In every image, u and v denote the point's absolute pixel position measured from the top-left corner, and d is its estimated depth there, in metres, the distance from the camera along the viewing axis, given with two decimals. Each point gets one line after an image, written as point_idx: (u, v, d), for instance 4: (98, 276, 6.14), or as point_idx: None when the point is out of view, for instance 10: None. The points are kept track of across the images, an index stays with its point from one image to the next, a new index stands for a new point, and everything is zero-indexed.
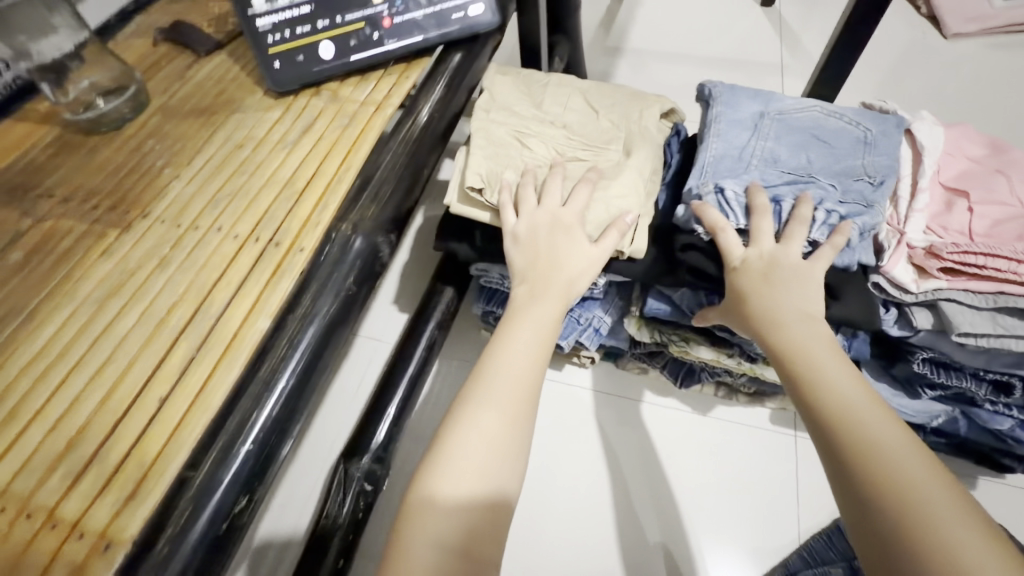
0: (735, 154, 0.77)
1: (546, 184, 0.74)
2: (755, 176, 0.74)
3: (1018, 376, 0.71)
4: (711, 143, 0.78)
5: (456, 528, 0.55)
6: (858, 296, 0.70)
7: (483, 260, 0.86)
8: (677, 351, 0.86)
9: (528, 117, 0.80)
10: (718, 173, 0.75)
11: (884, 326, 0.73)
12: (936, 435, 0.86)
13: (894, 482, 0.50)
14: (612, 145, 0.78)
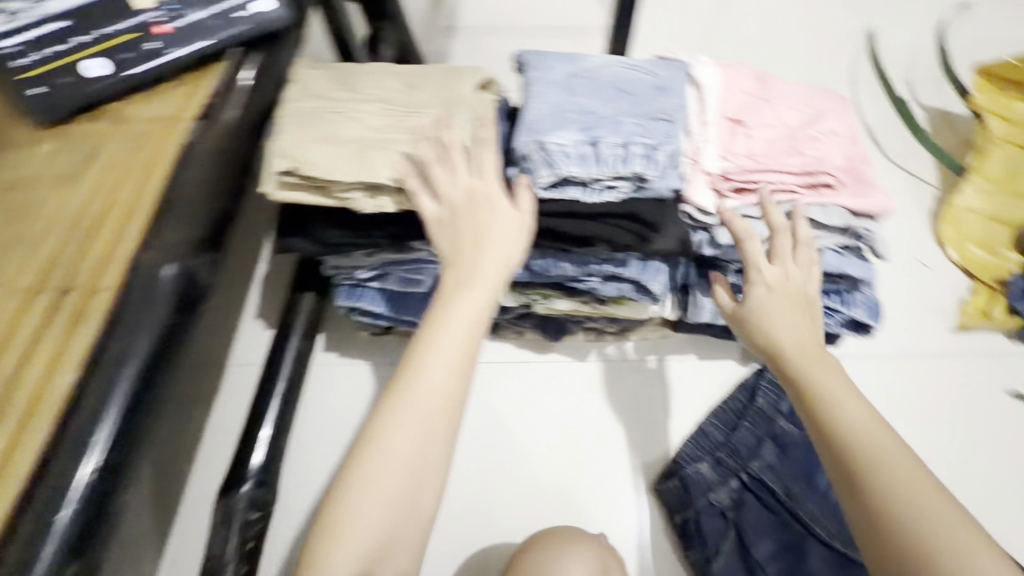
0: (555, 110, 0.79)
1: (376, 154, 0.68)
2: (574, 124, 0.77)
3: None
4: (532, 104, 0.80)
5: (363, 546, 0.58)
6: (671, 225, 0.76)
7: (331, 253, 0.77)
8: (541, 308, 0.90)
9: (343, 100, 0.77)
10: (541, 127, 0.76)
11: (695, 246, 0.80)
12: None
13: (839, 427, 0.63)
14: (427, 108, 0.76)
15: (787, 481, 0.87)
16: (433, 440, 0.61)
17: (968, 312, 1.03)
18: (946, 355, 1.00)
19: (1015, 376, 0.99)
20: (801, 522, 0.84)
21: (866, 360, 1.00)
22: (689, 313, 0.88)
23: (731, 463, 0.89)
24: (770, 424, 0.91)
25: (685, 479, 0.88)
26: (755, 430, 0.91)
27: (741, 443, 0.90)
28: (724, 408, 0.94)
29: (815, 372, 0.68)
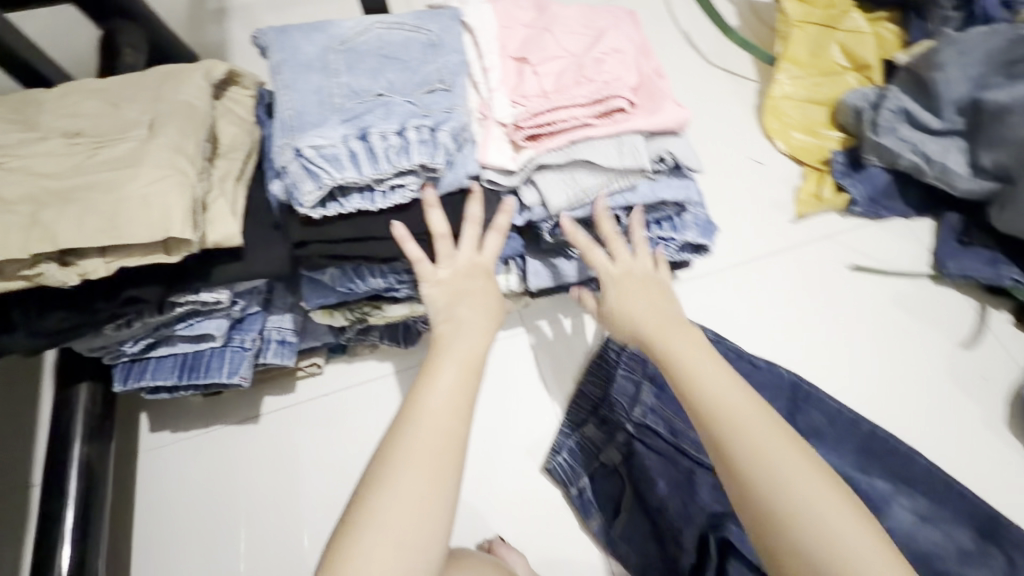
0: (312, 100, 0.66)
1: (61, 208, 0.52)
2: (336, 117, 0.64)
3: (620, 208, 0.74)
4: (284, 99, 0.66)
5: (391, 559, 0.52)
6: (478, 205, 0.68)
7: (66, 338, 0.61)
8: (375, 320, 0.80)
9: (11, 144, 0.58)
10: (299, 128, 0.64)
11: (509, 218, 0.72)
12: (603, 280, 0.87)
13: (742, 432, 0.57)
14: (131, 131, 0.59)
15: (669, 419, 0.84)
16: (445, 464, 0.57)
17: (802, 200, 1.06)
18: (790, 248, 1.03)
19: (853, 250, 1.02)
20: (688, 456, 0.82)
21: (722, 273, 1.00)
22: (532, 284, 0.80)
23: (614, 417, 0.86)
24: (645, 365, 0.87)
25: (571, 449, 0.84)
26: (632, 375, 0.87)
27: (620, 393, 0.86)
28: (599, 362, 0.89)
29: (736, 409, 0.59)
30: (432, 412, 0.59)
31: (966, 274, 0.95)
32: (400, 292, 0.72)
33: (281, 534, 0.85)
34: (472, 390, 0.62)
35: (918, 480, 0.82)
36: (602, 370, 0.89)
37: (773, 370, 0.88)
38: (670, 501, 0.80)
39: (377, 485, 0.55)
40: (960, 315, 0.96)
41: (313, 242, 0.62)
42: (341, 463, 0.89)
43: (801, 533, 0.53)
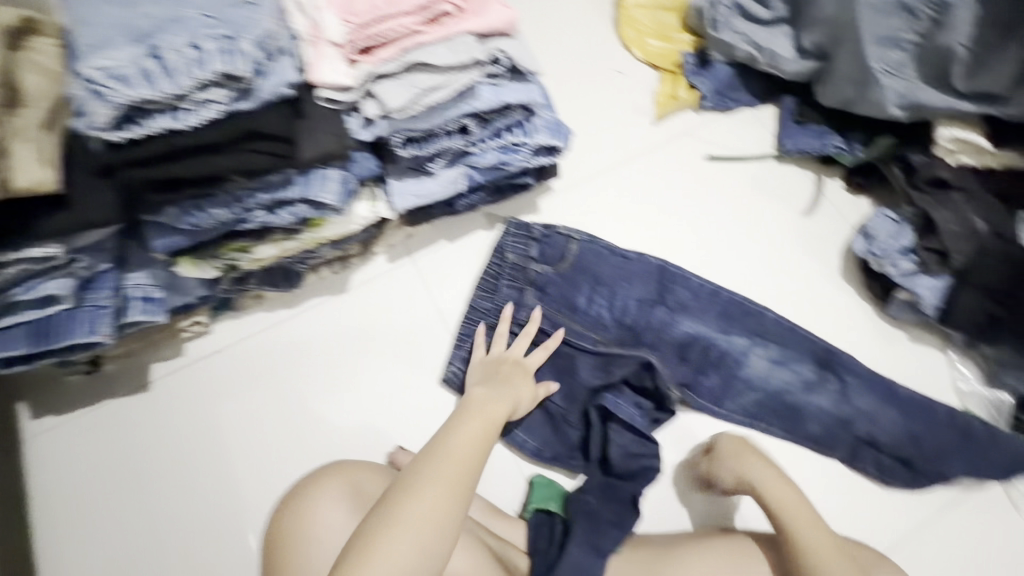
0: (96, 17, 0.58)
1: None
2: (123, 35, 0.57)
3: (466, 115, 0.76)
4: (64, 20, 0.58)
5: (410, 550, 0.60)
6: (316, 127, 0.67)
7: None
8: (244, 262, 0.80)
9: None
10: (84, 49, 0.56)
11: (353, 131, 0.73)
12: (474, 194, 0.89)
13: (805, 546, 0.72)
14: None
15: (551, 316, 0.91)
16: (463, 477, 0.66)
17: (661, 102, 1.12)
18: (652, 147, 1.09)
19: (707, 142, 1.10)
20: (569, 345, 0.90)
21: (591, 179, 1.06)
22: (395, 205, 0.81)
23: (501, 323, 0.92)
24: (523, 272, 0.92)
25: (462, 359, 0.91)
26: (512, 282, 0.92)
27: (504, 301, 0.92)
28: (482, 276, 0.94)
29: (800, 524, 0.73)
30: (463, 458, 0.68)
31: (800, 149, 1.05)
32: (249, 223, 0.69)
33: (196, 490, 0.86)
34: (479, 428, 0.73)
35: (769, 331, 0.92)
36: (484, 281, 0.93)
37: (643, 258, 0.93)
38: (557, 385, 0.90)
39: (403, 504, 0.62)
40: (800, 187, 1.07)
41: (126, 172, 0.58)
42: (246, 413, 0.90)
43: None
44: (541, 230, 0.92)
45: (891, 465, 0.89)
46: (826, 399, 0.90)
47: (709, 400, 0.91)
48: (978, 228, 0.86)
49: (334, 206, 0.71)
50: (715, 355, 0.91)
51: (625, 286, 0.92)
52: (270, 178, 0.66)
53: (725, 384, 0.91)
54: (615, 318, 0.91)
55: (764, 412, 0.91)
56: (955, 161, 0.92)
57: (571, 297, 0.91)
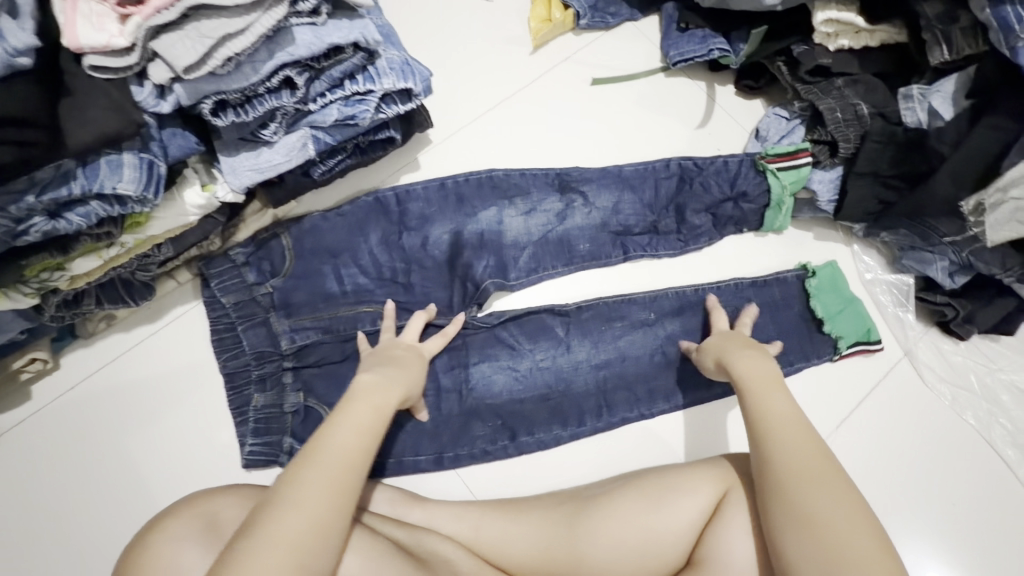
0: None
1: None
2: None
3: (289, 65, 0.65)
4: None
5: None
6: (86, 102, 0.55)
7: None
8: (66, 282, 0.68)
9: None
10: None
11: (146, 106, 0.59)
12: (334, 159, 0.78)
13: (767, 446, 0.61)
14: None
15: (316, 321, 0.81)
16: (340, 483, 0.55)
17: (535, 28, 1.02)
18: (533, 80, 1.01)
19: (590, 65, 1.03)
20: (352, 333, 0.82)
21: (473, 125, 0.98)
22: (233, 185, 0.70)
23: (268, 369, 0.80)
24: (260, 299, 0.81)
25: (262, 382, 0.80)
26: (252, 328, 0.80)
27: (257, 343, 0.80)
28: (220, 336, 0.82)
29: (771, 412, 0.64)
30: (339, 446, 0.58)
31: (685, 58, 0.99)
32: (31, 235, 0.56)
33: (73, 547, 0.76)
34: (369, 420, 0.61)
35: (511, 189, 0.88)
36: (245, 316, 0.80)
37: (354, 202, 0.85)
38: (450, 372, 0.81)
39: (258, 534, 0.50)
40: (691, 99, 1.02)
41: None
42: (119, 451, 0.79)
43: (789, 511, 0.56)
44: (245, 252, 0.82)
45: (650, 240, 0.89)
46: (581, 216, 0.88)
47: (510, 351, 0.83)
48: (862, 111, 0.84)
49: (138, 197, 0.59)
50: (473, 242, 0.85)
51: (361, 239, 0.84)
52: (37, 174, 0.54)
53: (500, 258, 0.85)
54: (374, 276, 0.84)
55: (543, 258, 0.86)
56: (835, 46, 0.87)
57: (320, 286, 0.82)
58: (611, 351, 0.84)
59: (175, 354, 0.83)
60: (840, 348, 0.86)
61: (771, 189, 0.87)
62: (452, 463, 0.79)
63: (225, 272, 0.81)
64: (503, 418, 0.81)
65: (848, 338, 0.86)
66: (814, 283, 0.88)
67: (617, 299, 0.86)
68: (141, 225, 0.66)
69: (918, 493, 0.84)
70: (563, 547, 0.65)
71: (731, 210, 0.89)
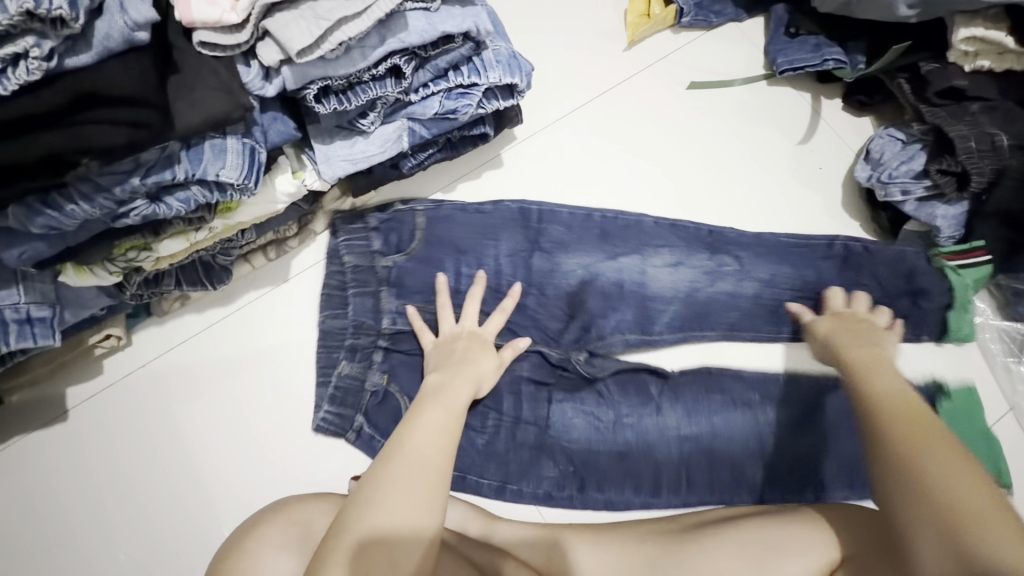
0: None
1: None
2: None
3: (398, 52, 0.60)
4: None
5: None
6: (197, 81, 0.51)
7: None
8: (151, 262, 0.66)
9: None
10: None
11: (252, 88, 0.56)
12: (424, 152, 0.74)
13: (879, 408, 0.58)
14: None
15: (423, 310, 0.79)
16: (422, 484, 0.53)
17: (631, 22, 0.95)
18: (625, 79, 0.95)
19: (688, 67, 0.96)
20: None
21: (560, 123, 0.92)
22: (325, 175, 0.66)
23: (361, 341, 0.78)
24: (373, 271, 0.79)
25: (351, 354, 0.78)
26: (360, 294, 0.78)
27: (360, 313, 0.78)
28: (329, 293, 0.81)
29: (878, 382, 0.63)
30: (418, 450, 0.55)
31: (794, 66, 0.91)
32: (130, 218, 0.54)
33: (139, 528, 0.75)
34: (441, 419, 0.59)
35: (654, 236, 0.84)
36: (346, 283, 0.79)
37: (500, 206, 0.84)
38: (535, 405, 0.77)
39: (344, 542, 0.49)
40: (795, 111, 0.95)
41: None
42: (187, 434, 0.78)
43: (917, 480, 0.50)
44: (379, 218, 0.82)
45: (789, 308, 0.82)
46: (731, 282, 0.82)
47: (598, 398, 0.78)
48: (1000, 142, 0.76)
49: (239, 185, 0.56)
50: (614, 287, 0.81)
51: (490, 244, 0.82)
52: (142, 155, 0.51)
53: (641, 311, 0.81)
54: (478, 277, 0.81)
55: (687, 323, 0.82)
56: (972, 66, 0.79)
57: (432, 277, 0.80)
58: (704, 425, 0.78)
59: (248, 338, 0.81)
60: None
61: (952, 285, 0.81)
62: (513, 497, 0.76)
63: (359, 230, 0.81)
64: (576, 465, 0.77)
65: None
66: (947, 407, 0.79)
67: (754, 377, 0.81)
68: (231, 211, 0.63)
69: None
70: None
71: (907, 306, 0.81)
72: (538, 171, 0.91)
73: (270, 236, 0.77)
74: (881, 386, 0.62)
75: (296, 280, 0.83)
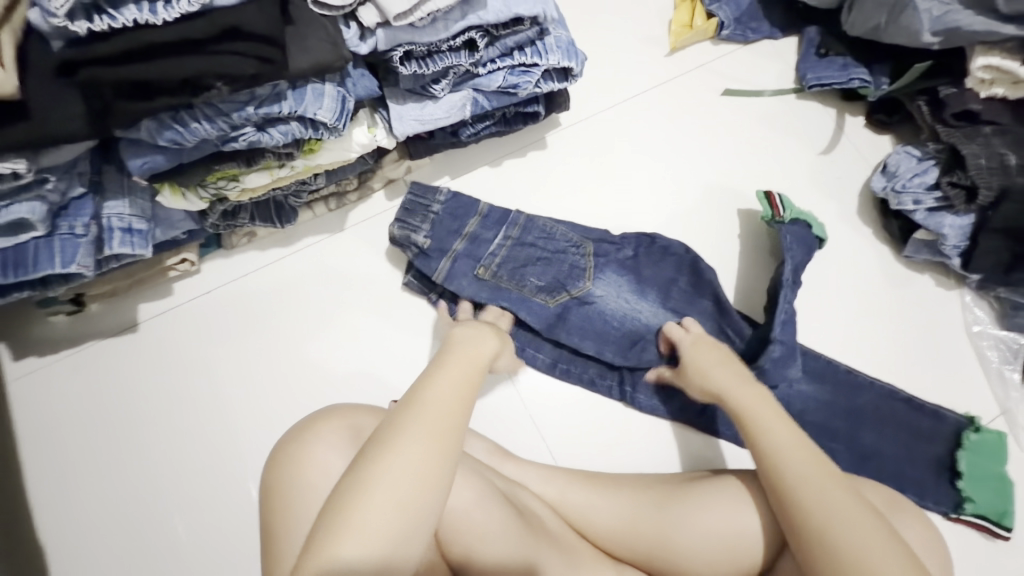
0: None
1: None
2: None
3: (475, 28, 0.69)
4: None
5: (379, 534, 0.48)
6: (312, 31, 0.60)
7: None
8: (236, 194, 0.75)
9: None
10: None
11: (349, 45, 0.65)
12: (481, 123, 0.83)
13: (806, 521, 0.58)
14: None
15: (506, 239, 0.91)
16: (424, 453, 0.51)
17: (675, 31, 1.04)
18: (667, 80, 1.03)
19: (723, 75, 1.05)
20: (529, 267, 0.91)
21: (602, 114, 1.01)
22: (397, 131, 0.75)
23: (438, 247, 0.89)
24: (459, 226, 0.85)
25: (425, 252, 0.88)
26: (453, 224, 0.85)
27: (460, 202, 0.86)
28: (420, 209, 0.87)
29: (792, 464, 0.62)
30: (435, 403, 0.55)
31: (822, 83, 0.99)
32: (237, 143, 0.63)
33: (188, 438, 0.83)
34: (450, 391, 0.57)
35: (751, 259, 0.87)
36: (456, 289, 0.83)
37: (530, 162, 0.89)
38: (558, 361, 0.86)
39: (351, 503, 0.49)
40: (820, 123, 1.02)
41: (91, 70, 0.51)
42: (238, 356, 0.86)
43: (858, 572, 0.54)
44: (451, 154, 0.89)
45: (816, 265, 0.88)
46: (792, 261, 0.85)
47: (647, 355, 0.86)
48: (1008, 162, 0.82)
49: (331, 125, 0.65)
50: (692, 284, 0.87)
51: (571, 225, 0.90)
52: (258, 90, 0.59)
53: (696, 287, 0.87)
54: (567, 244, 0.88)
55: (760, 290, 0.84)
56: (987, 93, 0.86)
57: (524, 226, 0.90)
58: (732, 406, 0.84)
59: (305, 279, 0.89)
60: (963, 510, 0.81)
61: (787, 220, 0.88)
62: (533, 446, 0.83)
63: (442, 260, 0.83)
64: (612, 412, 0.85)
65: (977, 504, 0.81)
66: (973, 438, 0.83)
67: None
68: (312, 152, 0.72)
69: (997, 558, 0.82)
70: (651, 523, 0.67)
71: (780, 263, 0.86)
72: (579, 155, 0.99)
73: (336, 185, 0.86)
74: (798, 472, 0.61)
75: (352, 232, 0.92)
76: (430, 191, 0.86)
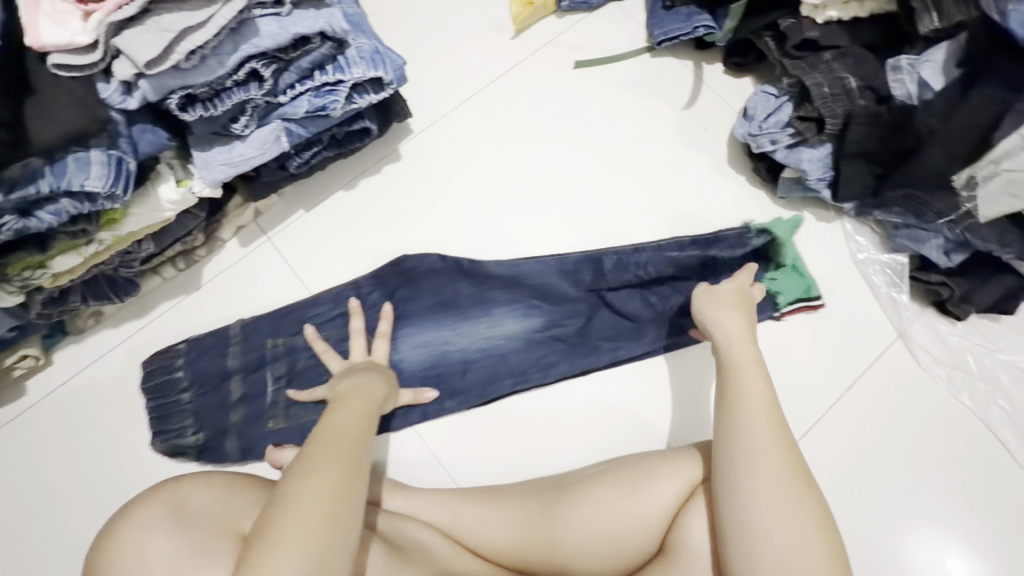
0: None
1: None
2: None
3: (256, 57, 0.64)
4: None
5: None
6: (56, 98, 0.56)
7: None
8: (51, 280, 0.70)
9: None
10: None
11: (112, 103, 0.59)
12: (308, 150, 0.78)
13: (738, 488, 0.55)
14: None
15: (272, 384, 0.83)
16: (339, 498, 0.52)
17: (515, 12, 1.00)
18: (516, 65, 1.00)
19: (574, 47, 1.01)
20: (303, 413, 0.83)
21: (454, 114, 0.97)
22: (207, 180, 0.70)
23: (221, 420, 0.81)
24: (219, 399, 0.82)
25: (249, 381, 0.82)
26: (214, 398, 0.82)
27: (203, 375, 0.82)
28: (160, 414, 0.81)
29: (747, 436, 0.57)
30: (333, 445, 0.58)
31: (670, 37, 0.95)
32: (4, 233, 0.59)
33: (66, 540, 0.78)
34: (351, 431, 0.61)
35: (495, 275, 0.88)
36: (262, 452, 0.80)
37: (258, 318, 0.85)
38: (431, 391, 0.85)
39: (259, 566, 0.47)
40: (677, 79, 0.99)
41: None
42: (109, 444, 0.81)
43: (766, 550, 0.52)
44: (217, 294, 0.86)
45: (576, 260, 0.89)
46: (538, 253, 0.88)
47: (521, 361, 0.86)
48: (849, 85, 0.80)
49: (107, 193, 0.60)
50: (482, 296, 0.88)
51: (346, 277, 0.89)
52: (6, 173, 0.55)
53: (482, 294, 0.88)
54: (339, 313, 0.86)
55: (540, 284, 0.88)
56: (823, 17, 0.83)
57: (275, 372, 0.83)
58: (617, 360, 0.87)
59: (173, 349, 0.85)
60: (779, 304, 0.86)
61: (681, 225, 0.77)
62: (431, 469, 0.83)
63: (228, 441, 0.81)
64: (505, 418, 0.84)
65: (788, 295, 0.86)
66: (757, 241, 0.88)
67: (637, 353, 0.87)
68: (116, 223, 0.68)
69: (910, 482, 0.82)
70: (540, 534, 0.65)
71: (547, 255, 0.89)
72: (437, 160, 0.94)
73: (177, 246, 0.81)
74: (750, 439, 0.57)
75: (210, 290, 0.87)
76: (169, 382, 0.82)
